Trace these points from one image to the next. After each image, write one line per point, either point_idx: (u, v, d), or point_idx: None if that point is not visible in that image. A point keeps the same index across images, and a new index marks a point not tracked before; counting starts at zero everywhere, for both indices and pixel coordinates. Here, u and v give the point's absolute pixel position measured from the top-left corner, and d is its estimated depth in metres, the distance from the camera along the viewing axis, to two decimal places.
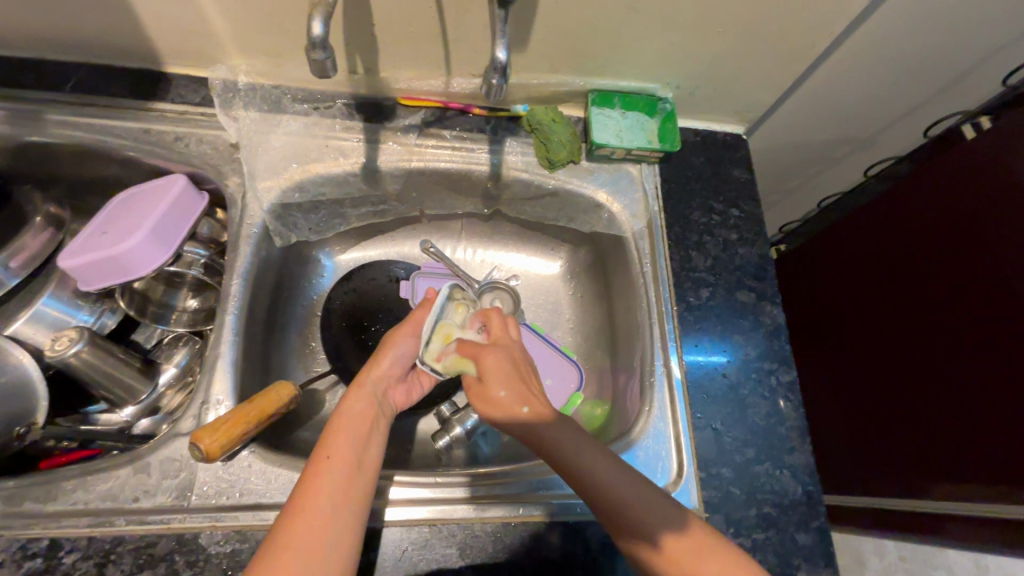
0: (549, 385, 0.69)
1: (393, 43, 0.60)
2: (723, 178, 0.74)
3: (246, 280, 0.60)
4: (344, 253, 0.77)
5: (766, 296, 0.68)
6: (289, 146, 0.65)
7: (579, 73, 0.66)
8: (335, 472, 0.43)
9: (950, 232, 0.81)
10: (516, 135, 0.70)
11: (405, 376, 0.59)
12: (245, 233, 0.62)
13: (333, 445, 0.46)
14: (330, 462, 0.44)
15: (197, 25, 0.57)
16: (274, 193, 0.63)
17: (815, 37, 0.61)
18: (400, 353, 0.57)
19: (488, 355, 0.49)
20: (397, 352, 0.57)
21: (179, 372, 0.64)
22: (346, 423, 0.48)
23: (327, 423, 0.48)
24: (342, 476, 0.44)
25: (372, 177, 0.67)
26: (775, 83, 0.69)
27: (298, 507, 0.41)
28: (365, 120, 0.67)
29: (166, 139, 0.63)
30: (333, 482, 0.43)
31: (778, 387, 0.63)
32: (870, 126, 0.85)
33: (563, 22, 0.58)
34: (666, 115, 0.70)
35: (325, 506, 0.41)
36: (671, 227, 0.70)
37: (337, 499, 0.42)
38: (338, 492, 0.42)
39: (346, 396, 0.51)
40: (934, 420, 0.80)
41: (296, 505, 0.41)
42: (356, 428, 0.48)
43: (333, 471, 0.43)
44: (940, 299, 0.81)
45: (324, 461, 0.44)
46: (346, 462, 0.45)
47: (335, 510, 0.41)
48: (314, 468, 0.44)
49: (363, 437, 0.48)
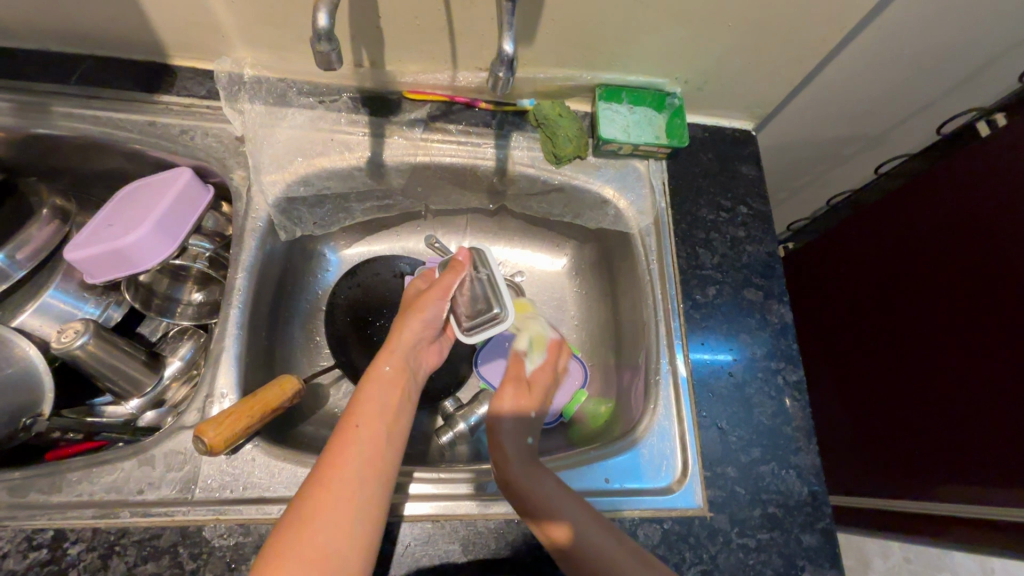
0: None
1: (398, 36, 0.59)
2: (732, 175, 0.73)
3: (251, 273, 0.60)
4: (349, 248, 0.77)
5: (774, 295, 0.67)
6: (294, 140, 0.64)
7: (586, 67, 0.66)
8: (365, 436, 0.44)
9: (961, 230, 0.80)
10: (523, 130, 0.69)
11: (433, 339, 0.59)
12: (250, 227, 0.61)
13: (362, 413, 0.46)
14: (359, 430, 0.44)
15: (203, 17, 0.57)
16: (279, 186, 0.63)
17: (827, 32, 0.60)
18: (429, 317, 0.56)
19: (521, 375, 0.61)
20: (429, 315, 0.57)
21: (184, 364, 0.64)
22: (377, 391, 0.49)
23: (358, 389, 0.49)
24: (371, 443, 0.44)
25: (377, 171, 0.67)
26: (786, 78, 0.68)
27: (327, 474, 0.41)
28: (371, 114, 0.66)
29: (171, 132, 0.62)
30: (365, 447, 0.44)
31: (784, 387, 0.62)
32: (881, 124, 0.84)
33: (570, 15, 0.57)
34: (675, 111, 0.69)
35: (356, 468, 0.42)
36: (678, 224, 0.69)
37: (365, 467, 0.42)
38: (370, 457, 0.43)
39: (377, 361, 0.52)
40: (944, 420, 0.79)
41: (327, 467, 0.41)
42: (384, 397, 0.49)
43: (363, 439, 0.44)
44: (949, 298, 0.80)
45: (353, 429, 0.45)
46: (375, 430, 0.45)
47: (363, 478, 0.42)
48: (344, 432, 0.44)
49: (391, 406, 0.48)
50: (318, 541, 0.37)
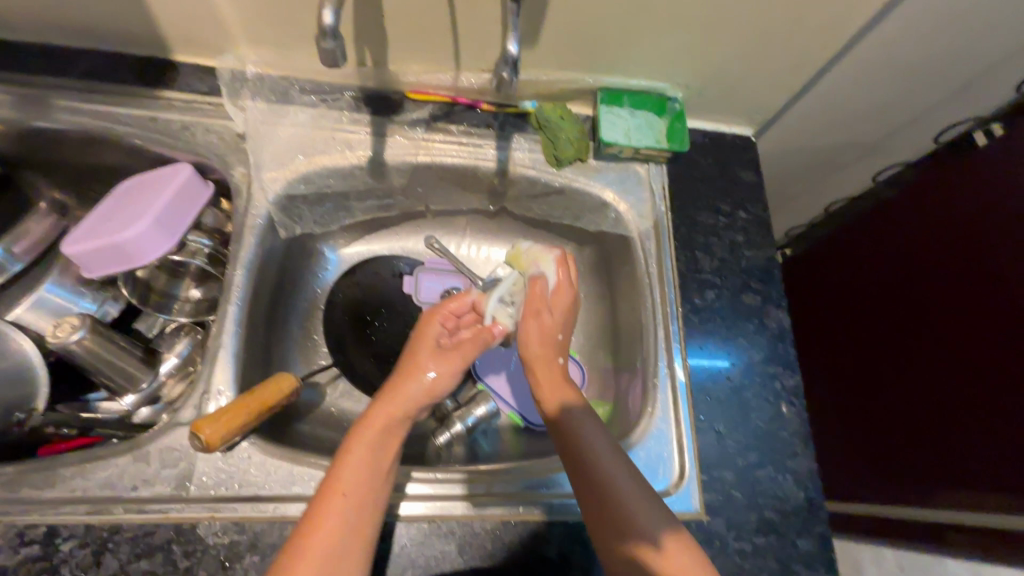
0: None
1: (402, 36, 0.60)
2: (731, 180, 0.73)
3: (249, 270, 0.60)
4: (348, 247, 0.76)
5: (772, 300, 0.67)
6: (296, 138, 0.64)
7: (589, 70, 0.66)
8: (343, 508, 0.41)
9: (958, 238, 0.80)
10: (524, 131, 0.69)
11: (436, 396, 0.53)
12: (250, 224, 0.61)
13: (347, 480, 0.43)
14: (344, 500, 0.41)
15: (207, 13, 0.57)
16: (279, 184, 0.63)
17: (826, 38, 0.61)
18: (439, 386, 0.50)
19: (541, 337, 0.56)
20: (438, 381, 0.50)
21: (181, 361, 0.62)
22: (367, 452, 0.45)
23: (342, 445, 0.45)
24: (354, 516, 0.41)
25: (378, 170, 0.67)
26: (786, 84, 0.68)
27: (305, 544, 0.39)
28: (373, 113, 0.66)
29: (172, 128, 0.62)
30: (342, 521, 0.41)
31: (782, 392, 0.63)
32: (880, 132, 0.85)
33: (574, 17, 0.57)
34: (676, 115, 0.69)
35: (329, 548, 0.39)
36: (677, 228, 0.69)
37: (347, 541, 0.40)
38: (349, 536, 0.40)
39: (370, 408, 0.48)
40: (938, 425, 0.79)
41: (302, 539, 0.39)
42: (376, 457, 0.45)
43: (344, 509, 0.41)
44: (946, 304, 0.81)
45: (337, 497, 0.42)
46: (360, 500, 0.42)
47: (341, 554, 0.40)
48: (324, 503, 0.41)
49: (382, 468, 0.45)
50: None
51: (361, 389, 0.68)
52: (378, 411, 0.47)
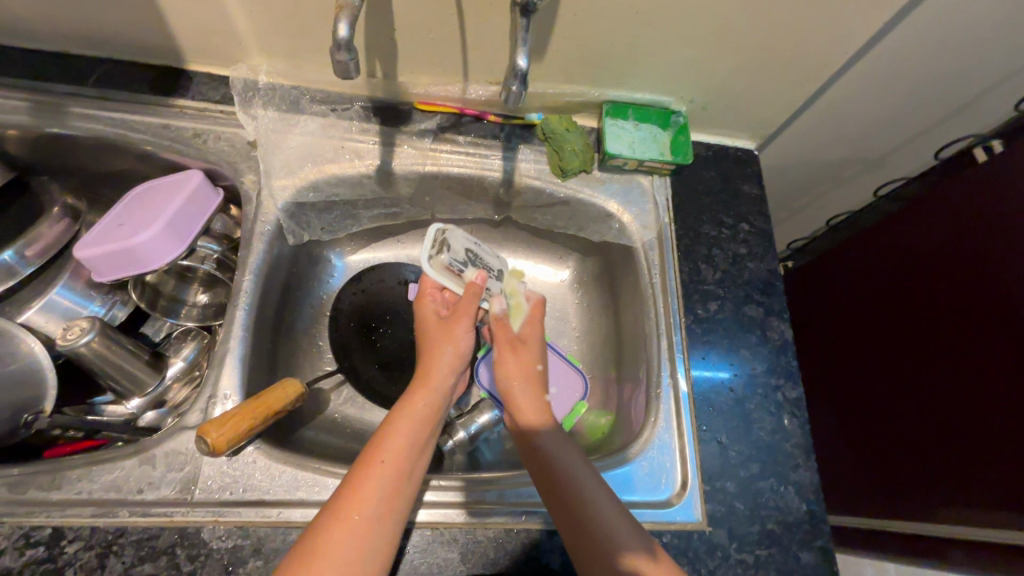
0: (553, 394, 0.69)
1: (412, 48, 0.61)
2: (734, 193, 0.74)
3: (257, 276, 0.61)
4: (354, 254, 0.77)
5: (774, 312, 0.68)
6: (305, 146, 0.65)
7: (595, 84, 0.67)
8: (384, 480, 0.44)
9: (960, 251, 0.81)
10: (530, 142, 0.70)
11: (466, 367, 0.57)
12: (258, 231, 0.62)
13: (386, 448, 0.46)
14: (382, 468, 0.44)
15: (222, 24, 0.58)
16: (288, 191, 0.63)
17: (828, 55, 0.62)
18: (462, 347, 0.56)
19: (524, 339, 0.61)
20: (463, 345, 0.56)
21: (188, 364, 0.64)
22: (407, 425, 0.48)
23: (382, 424, 0.49)
24: (389, 485, 0.44)
25: (386, 179, 0.68)
26: (788, 98, 0.70)
27: (342, 507, 0.42)
28: (382, 123, 0.67)
29: (184, 135, 0.63)
30: (379, 489, 0.43)
31: (784, 403, 0.63)
32: (881, 148, 0.86)
33: (580, 32, 0.59)
34: (680, 129, 0.71)
35: (369, 513, 0.42)
36: (680, 239, 0.70)
37: (379, 510, 0.43)
38: (381, 503, 0.43)
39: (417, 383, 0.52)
40: (940, 439, 0.79)
41: (343, 501, 0.42)
42: (414, 431, 0.48)
43: (382, 477, 0.44)
44: (949, 316, 0.80)
45: (375, 464, 0.45)
46: (396, 470, 0.45)
47: (375, 520, 0.42)
48: (365, 470, 0.44)
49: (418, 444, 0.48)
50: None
51: (364, 396, 0.68)
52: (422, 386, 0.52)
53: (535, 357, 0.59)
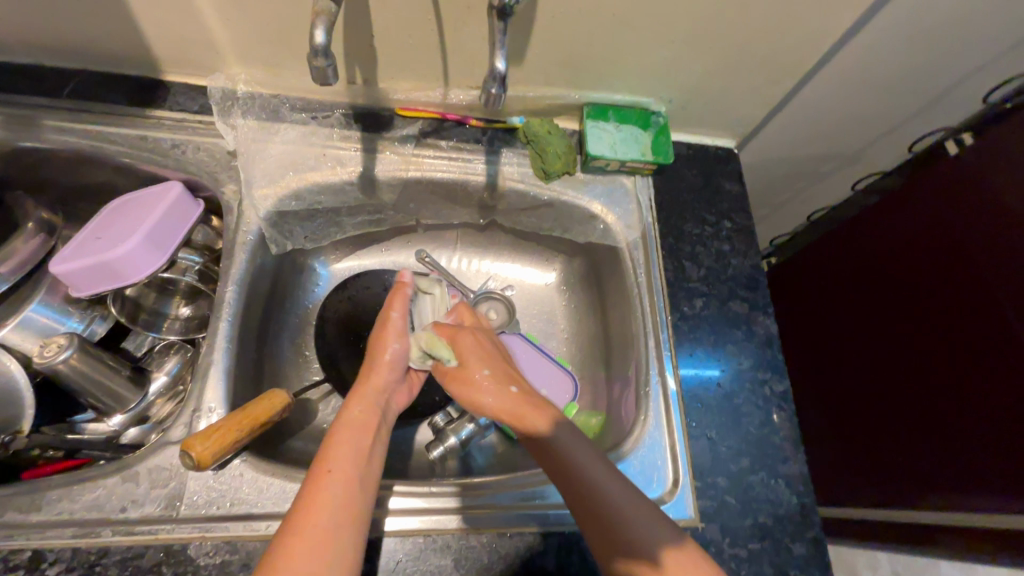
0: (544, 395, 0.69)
1: (392, 53, 0.61)
2: (715, 191, 0.75)
3: (241, 286, 0.60)
4: (339, 263, 0.76)
5: (759, 307, 0.68)
6: (285, 154, 0.64)
7: (574, 86, 0.67)
8: (337, 483, 0.43)
9: (934, 241, 0.82)
10: (513, 146, 0.71)
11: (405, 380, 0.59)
12: (241, 241, 0.61)
13: (332, 456, 0.45)
14: (333, 473, 0.43)
15: (198, 33, 0.58)
16: (270, 201, 0.63)
17: (802, 53, 0.64)
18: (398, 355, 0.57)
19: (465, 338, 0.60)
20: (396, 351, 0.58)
21: (171, 379, 0.63)
22: (349, 432, 0.48)
23: (325, 438, 0.48)
24: (344, 487, 0.43)
25: (369, 185, 0.68)
26: (765, 97, 0.71)
27: (301, 517, 0.40)
28: (363, 130, 0.67)
29: (162, 146, 0.62)
30: (334, 493, 0.42)
31: (771, 397, 0.63)
32: (857, 143, 0.87)
33: (559, 34, 0.59)
34: (660, 129, 0.71)
35: (328, 518, 0.41)
36: (664, 238, 0.71)
37: (338, 512, 0.41)
38: (339, 506, 0.42)
39: (354, 397, 0.53)
40: (926, 425, 0.80)
41: (299, 513, 0.40)
42: (357, 437, 0.48)
43: (336, 481, 0.43)
44: (928, 304, 0.82)
45: (325, 473, 0.44)
46: (347, 473, 0.44)
47: (336, 523, 0.41)
48: (314, 480, 0.43)
49: (364, 448, 0.47)
50: None
51: None
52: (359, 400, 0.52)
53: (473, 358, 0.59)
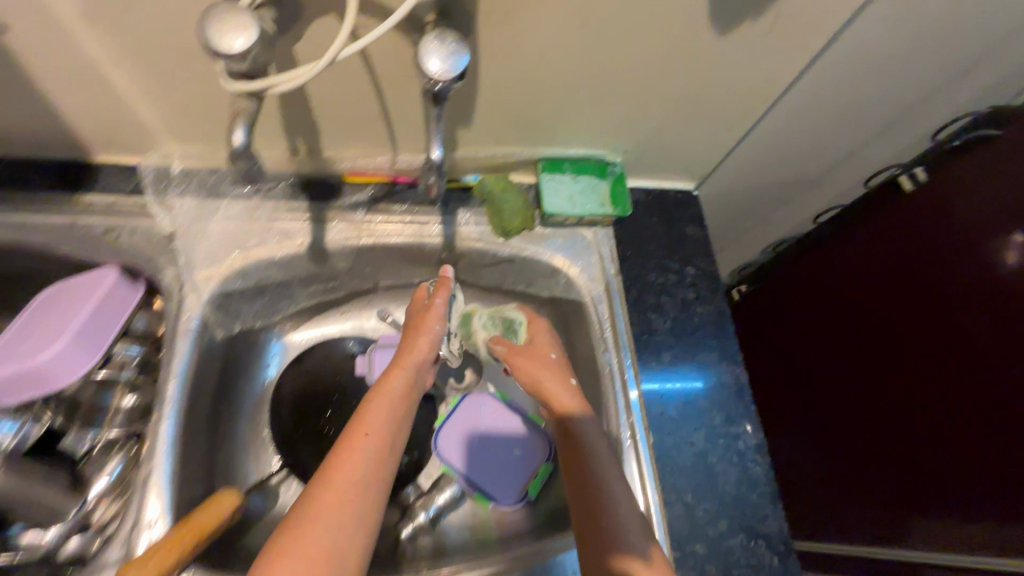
0: (517, 456, 0.70)
1: (335, 124, 0.59)
2: (677, 236, 0.74)
3: (183, 380, 0.56)
4: (296, 333, 0.72)
5: (728, 356, 0.67)
6: (228, 233, 0.61)
7: (526, 144, 0.66)
8: (368, 448, 0.46)
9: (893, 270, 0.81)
10: (468, 205, 0.69)
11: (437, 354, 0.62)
12: (181, 331, 0.57)
13: (368, 423, 0.48)
14: (367, 438, 0.47)
15: (125, 115, 0.55)
16: (214, 282, 0.60)
17: (750, 100, 0.63)
18: (436, 334, 0.60)
19: (536, 328, 0.67)
20: (432, 339, 0.59)
21: (115, 480, 0.57)
22: (385, 399, 0.52)
23: (362, 401, 0.51)
24: (375, 452, 0.47)
25: (320, 256, 0.65)
26: (719, 142, 0.70)
27: (333, 476, 0.44)
28: (311, 200, 0.64)
29: (93, 232, 0.59)
30: (365, 457, 0.46)
31: (746, 452, 0.62)
32: (815, 175, 0.88)
33: (504, 97, 0.58)
34: (617, 178, 0.70)
35: (359, 480, 0.44)
36: (629, 290, 0.69)
37: (368, 476, 0.45)
38: (370, 468, 0.45)
39: (391, 364, 0.55)
40: (909, 452, 0.79)
41: (332, 474, 0.44)
42: (392, 406, 0.51)
43: (368, 446, 0.46)
44: (896, 328, 0.81)
45: (361, 437, 0.47)
46: (380, 440, 0.47)
47: (365, 483, 0.44)
48: (350, 443, 0.46)
49: (396, 417, 0.51)
50: (317, 540, 0.40)
51: None
52: (396, 367, 0.55)
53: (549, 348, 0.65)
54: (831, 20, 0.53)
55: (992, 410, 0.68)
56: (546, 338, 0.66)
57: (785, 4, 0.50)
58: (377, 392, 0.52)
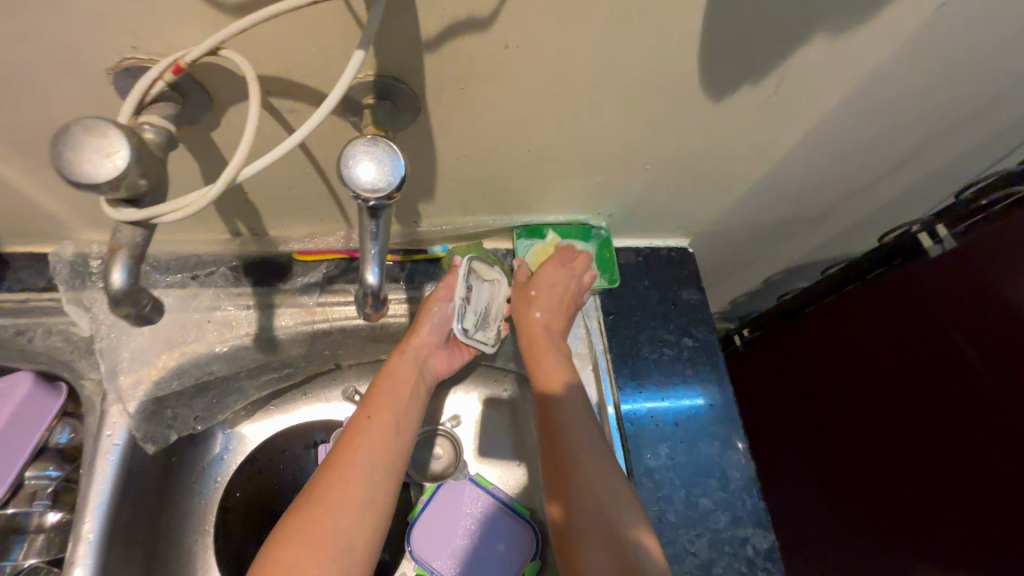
0: (501, 551, 0.63)
1: (276, 205, 0.51)
2: (672, 302, 0.66)
3: (105, 512, 0.48)
4: (250, 426, 0.64)
5: (733, 443, 0.60)
6: (158, 329, 0.54)
7: (498, 213, 0.59)
8: (375, 433, 0.50)
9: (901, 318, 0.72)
10: (436, 278, 0.61)
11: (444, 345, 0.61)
12: (103, 451, 0.50)
13: (375, 408, 0.52)
14: (371, 422, 0.50)
15: (27, 207, 0.47)
16: (143, 389, 0.52)
17: (749, 159, 0.56)
18: (435, 323, 0.57)
19: (550, 268, 0.59)
20: (434, 322, 0.57)
21: None
22: (390, 384, 0.54)
23: (370, 386, 0.54)
24: (382, 435, 0.50)
25: (268, 345, 0.57)
26: (715, 200, 0.63)
27: (341, 460, 0.47)
28: (255, 284, 0.57)
29: (2, 336, 0.51)
30: (372, 441, 0.49)
31: (755, 559, 0.55)
32: (820, 220, 0.80)
33: (468, 171, 0.50)
34: (602, 242, 0.64)
35: (365, 464, 0.47)
36: (619, 370, 0.62)
37: (374, 458, 0.48)
38: (376, 452, 0.49)
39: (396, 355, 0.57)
40: (914, 524, 0.70)
41: (342, 457, 0.48)
42: (397, 392, 0.54)
43: (375, 429, 0.50)
44: (894, 388, 0.73)
45: (366, 421, 0.51)
46: (385, 424, 0.51)
47: (371, 469, 0.47)
48: (358, 426, 0.50)
49: (403, 403, 0.53)
50: (328, 522, 0.43)
51: None
52: (401, 358, 0.56)
53: (545, 305, 0.59)
54: (841, 78, 0.46)
55: (998, 472, 0.60)
56: (557, 288, 0.59)
57: (788, 65, 0.43)
58: (381, 379, 0.55)
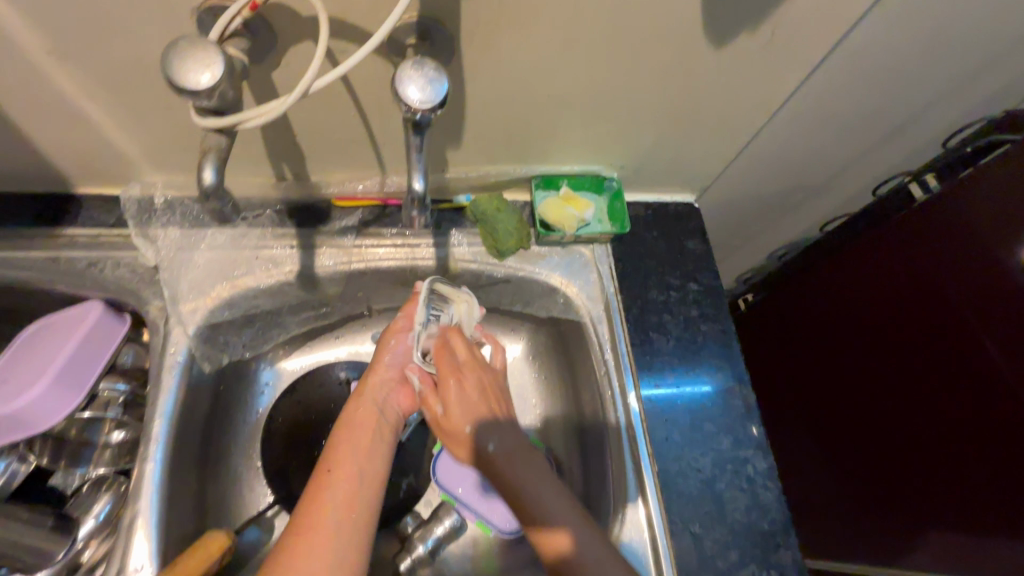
0: None
1: (320, 150, 0.57)
2: (678, 251, 0.71)
3: (170, 418, 0.54)
4: (288, 360, 0.71)
5: (735, 375, 0.65)
6: (213, 263, 0.60)
7: (518, 162, 0.64)
8: (337, 485, 0.49)
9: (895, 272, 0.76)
10: (461, 225, 0.67)
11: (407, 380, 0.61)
12: (168, 366, 0.56)
13: (334, 459, 0.51)
14: (331, 475, 0.49)
15: (105, 147, 0.54)
16: (199, 314, 0.58)
17: (748, 112, 0.61)
18: (394, 356, 0.60)
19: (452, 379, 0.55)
20: (393, 354, 0.60)
21: (101, 521, 0.55)
22: (349, 435, 0.54)
23: (330, 437, 0.54)
24: (344, 488, 0.49)
25: (309, 283, 0.63)
26: (718, 154, 0.68)
27: (306, 520, 0.46)
28: (299, 225, 0.63)
29: (76, 266, 0.57)
30: (338, 493, 0.48)
31: (756, 477, 0.59)
32: (820, 183, 0.85)
33: (492, 118, 0.56)
34: (614, 194, 0.68)
35: (332, 522, 0.46)
36: (629, 309, 0.67)
37: (341, 512, 0.47)
38: (342, 504, 0.48)
39: (353, 402, 0.57)
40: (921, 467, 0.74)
41: (306, 516, 0.46)
42: (357, 441, 0.53)
43: (337, 482, 0.49)
44: (890, 343, 0.77)
45: (326, 474, 0.50)
46: (347, 475, 0.50)
47: (338, 524, 0.46)
48: (320, 481, 0.49)
49: (364, 449, 0.53)
50: None
51: None
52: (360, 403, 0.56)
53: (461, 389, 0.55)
54: (830, 29, 0.51)
55: (999, 419, 0.64)
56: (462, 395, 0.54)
57: (779, 15, 0.48)
58: (341, 429, 0.54)
